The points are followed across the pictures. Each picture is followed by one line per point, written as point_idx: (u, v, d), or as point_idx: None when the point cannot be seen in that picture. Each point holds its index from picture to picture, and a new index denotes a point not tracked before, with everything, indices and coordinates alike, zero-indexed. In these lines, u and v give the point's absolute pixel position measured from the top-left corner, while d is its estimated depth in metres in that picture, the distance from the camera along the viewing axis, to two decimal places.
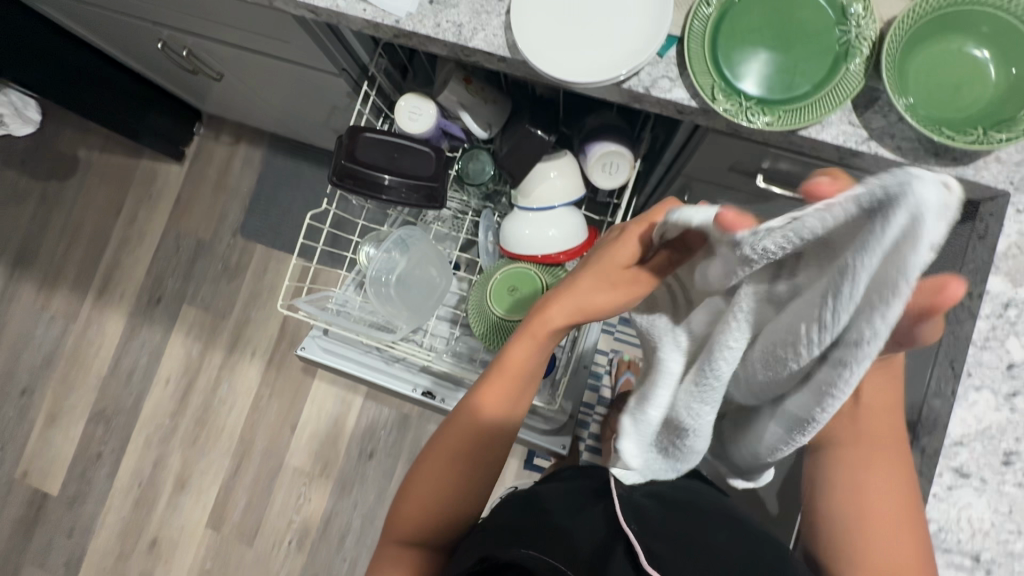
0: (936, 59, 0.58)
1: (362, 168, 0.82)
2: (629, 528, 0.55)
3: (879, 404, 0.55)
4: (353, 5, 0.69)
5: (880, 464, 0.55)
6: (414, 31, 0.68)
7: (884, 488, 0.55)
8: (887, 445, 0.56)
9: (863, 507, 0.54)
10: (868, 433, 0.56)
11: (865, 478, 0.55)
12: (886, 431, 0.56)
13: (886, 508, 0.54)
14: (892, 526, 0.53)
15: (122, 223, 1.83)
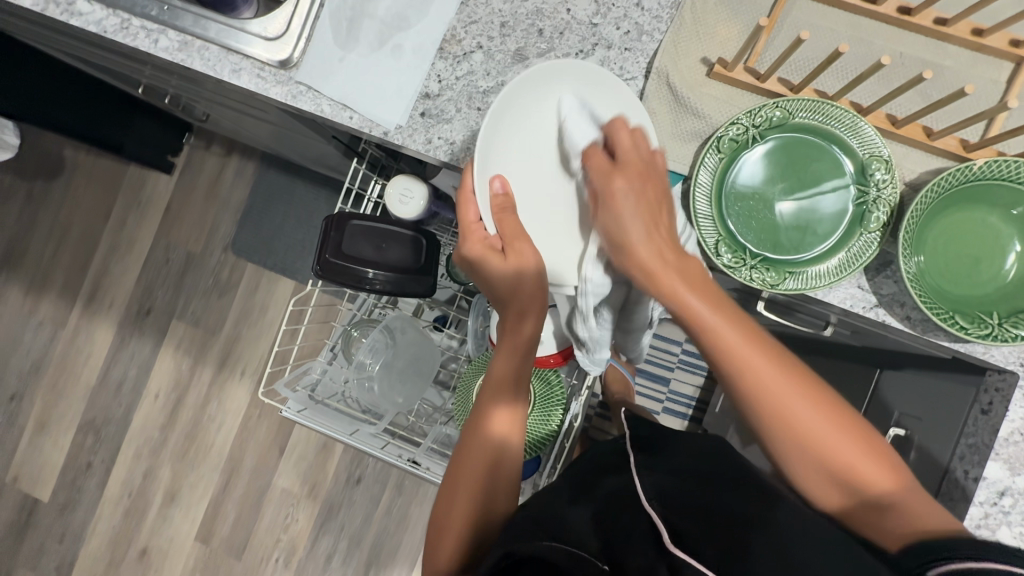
0: (958, 229, 0.54)
1: (346, 262, 0.79)
2: (653, 509, 0.52)
3: (741, 337, 0.48)
4: (339, 112, 0.64)
5: (795, 422, 0.47)
6: (403, 145, 0.64)
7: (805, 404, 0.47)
8: (784, 397, 0.47)
9: (805, 445, 0.47)
10: (737, 345, 0.48)
11: (794, 419, 0.47)
12: (759, 370, 0.47)
13: (839, 458, 0.46)
14: (833, 445, 0.47)
15: (111, 228, 1.78)
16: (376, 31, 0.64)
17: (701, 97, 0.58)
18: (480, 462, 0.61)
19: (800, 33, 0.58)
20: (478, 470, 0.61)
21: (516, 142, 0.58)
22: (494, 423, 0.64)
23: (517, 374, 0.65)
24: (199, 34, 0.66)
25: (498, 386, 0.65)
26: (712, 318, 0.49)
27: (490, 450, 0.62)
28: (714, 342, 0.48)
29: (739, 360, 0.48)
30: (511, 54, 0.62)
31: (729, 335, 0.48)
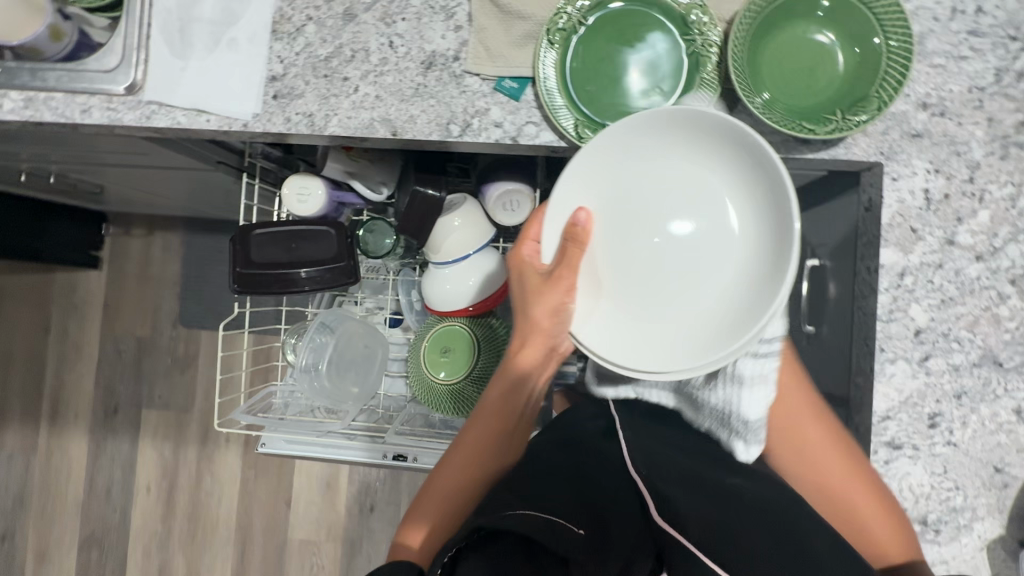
0: (784, 48, 0.57)
1: (263, 271, 0.80)
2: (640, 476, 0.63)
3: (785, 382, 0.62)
4: (196, 119, 0.65)
5: (814, 468, 0.60)
6: (266, 131, 0.65)
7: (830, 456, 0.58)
8: (808, 439, 0.60)
9: (822, 480, 0.59)
10: (787, 388, 0.62)
11: (809, 463, 0.60)
12: (796, 402, 0.61)
13: (838, 487, 0.58)
14: (845, 490, 0.57)
15: (55, 340, 1.74)
16: (208, 33, 0.65)
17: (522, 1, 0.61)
18: (451, 483, 0.70)
19: None
20: (450, 488, 0.70)
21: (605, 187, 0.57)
22: (467, 452, 0.72)
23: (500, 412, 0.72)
24: (39, 85, 0.66)
25: (479, 417, 0.72)
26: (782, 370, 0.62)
27: (461, 482, 0.71)
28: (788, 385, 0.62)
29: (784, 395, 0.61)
30: (341, 16, 0.64)
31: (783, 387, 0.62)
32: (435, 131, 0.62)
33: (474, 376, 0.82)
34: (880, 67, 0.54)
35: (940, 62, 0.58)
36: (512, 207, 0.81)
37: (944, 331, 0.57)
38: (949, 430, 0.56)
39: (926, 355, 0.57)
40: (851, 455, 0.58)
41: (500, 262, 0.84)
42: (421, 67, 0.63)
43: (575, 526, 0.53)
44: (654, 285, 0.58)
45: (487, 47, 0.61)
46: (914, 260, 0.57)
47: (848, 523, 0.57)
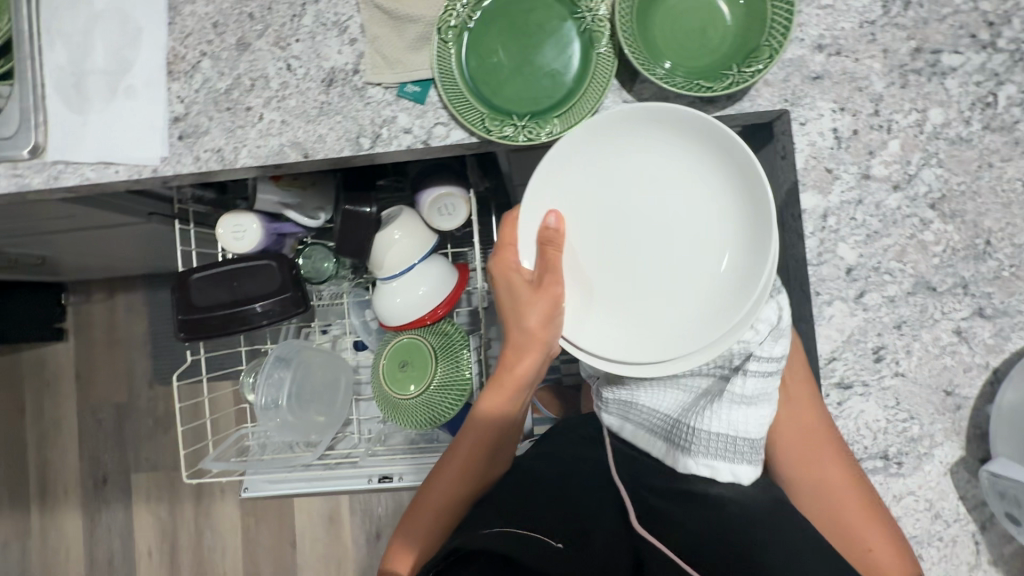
0: (673, 11, 0.57)
1: (207, 315, 0.79)
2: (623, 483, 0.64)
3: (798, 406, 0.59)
4: (104, 172, 0.64)
5: (826, 486, 0.57)
6: (177, 173, 0.64)
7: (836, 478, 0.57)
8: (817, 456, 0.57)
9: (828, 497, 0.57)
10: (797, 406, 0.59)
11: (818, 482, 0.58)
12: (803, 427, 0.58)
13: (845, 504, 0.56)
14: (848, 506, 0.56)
15: (31, 419, 1.70)
16: (103, 84, 0.64)
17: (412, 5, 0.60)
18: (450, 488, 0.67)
19: None
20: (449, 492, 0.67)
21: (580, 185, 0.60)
22: (469, 461, 0.68)
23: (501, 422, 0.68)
24: None
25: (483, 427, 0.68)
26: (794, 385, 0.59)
27: (452, 494, 0.67)
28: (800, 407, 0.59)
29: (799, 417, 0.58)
30: (235, 47, 0.63)
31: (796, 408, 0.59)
32: (346, 146, 0.62)
33: (436, 386, 0.80)
34: (767, 14, 0.54)
35: (827, 2, 0.58)
36: (448, 211, 0.80)
37: (874, 265, 0.57)
38: (896, 361, 0.56)
39: (861, 292, 0.57)
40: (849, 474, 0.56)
41: (446, 269, 0.83)
42: (323, 85, 0.62)
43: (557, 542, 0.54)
44: (646, 276, 0.60)
45: (383, 55, 0.61)
46: (835, 200, 0.58)
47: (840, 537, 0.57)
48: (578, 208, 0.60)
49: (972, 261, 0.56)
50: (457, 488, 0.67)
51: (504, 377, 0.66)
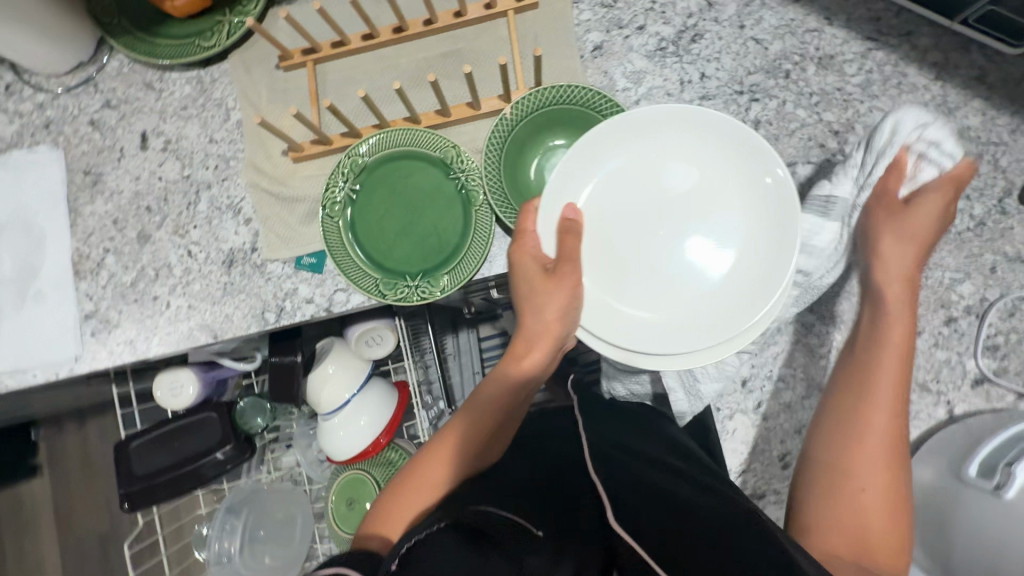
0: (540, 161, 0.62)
1: (150, 480, 0.80)
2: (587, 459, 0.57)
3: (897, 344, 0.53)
4: (22, 377, 0.65)
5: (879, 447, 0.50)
6: (94, 368, 0.65)
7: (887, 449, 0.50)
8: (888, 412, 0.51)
9: (853, 452, 0.51)
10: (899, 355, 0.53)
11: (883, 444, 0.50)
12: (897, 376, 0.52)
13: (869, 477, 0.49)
14: (870, 482, 0.49)
15: (13, 561, 1.66)
16: (13, 291, 0.66)
17: (298, 183, 0.64)
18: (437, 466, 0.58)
19: (342, 89, 0.65)
20: (435, 473, 0.57)
21: (596, 180, 0.58)
22: (459, 441, 0.59)
23: (505, 409, 0.60)
24: None
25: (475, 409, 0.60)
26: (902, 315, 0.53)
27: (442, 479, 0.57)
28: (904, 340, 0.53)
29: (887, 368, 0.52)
30: (137, 239, 0.66)
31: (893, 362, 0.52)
32: (252, 322, 0.64)
33: None
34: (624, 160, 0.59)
35: None
36: (376, 342, 0.84)
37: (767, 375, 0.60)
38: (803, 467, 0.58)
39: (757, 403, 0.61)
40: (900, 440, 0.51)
41: (384, 396, 0.84)
42: (224, 266, 0.65)
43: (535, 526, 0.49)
44: (666, 273, 0.58)
45: (277, 232, 0.63)
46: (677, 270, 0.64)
47: (831, 491, 0.50)
48: (585, 192, 0.58)
49: None
50: (459, 464, 0.58)
51: (509, 367, 0.59)
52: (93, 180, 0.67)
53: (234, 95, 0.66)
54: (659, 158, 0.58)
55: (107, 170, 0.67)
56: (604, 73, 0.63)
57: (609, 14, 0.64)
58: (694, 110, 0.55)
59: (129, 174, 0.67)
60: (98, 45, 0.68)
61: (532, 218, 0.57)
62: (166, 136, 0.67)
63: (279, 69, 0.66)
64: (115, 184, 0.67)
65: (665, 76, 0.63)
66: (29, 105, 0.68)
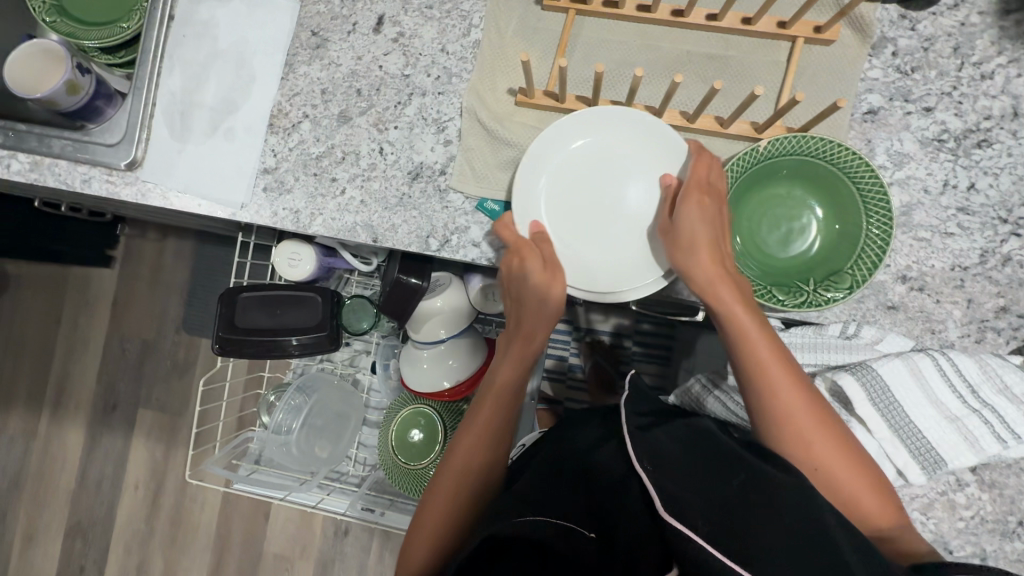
0: (766, 203, 0.57)
1: (244, 335, 0.83)
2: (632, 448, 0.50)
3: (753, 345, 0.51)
4: (189, 202, 0.67)
5: (801, 423, 0.50)
6: (253, 221, 0.66)
7: (791, 389, 0.50)
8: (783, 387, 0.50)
9: (800, 442, 0.50)
10: (765, 345, 0.51)
11: (808, 434, 0.50)
12: (782, 376, 0.50)
13: (825, 456, 0.49)
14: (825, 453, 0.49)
15: (64, 332, 1.79)
16: (208, 120, 0.67)
17: (512, 127, 0.62)
18: (459, 475, 0.60)
19: (592, 51, 0.61)
20: (459, 479, 0.60)
21: (534, 186, 0.59)
22: (478, 434, 0.62)
23: (517, 385, 0.63)
24: (46, 152, 0.69)
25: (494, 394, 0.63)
26: (751, 327, 0.51)
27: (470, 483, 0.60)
28: (752, 339, 0.51)
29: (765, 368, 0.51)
30: (336, 117, 0.65)
31: (765, 350, 0.51)
32: (413, 242, 0.63)
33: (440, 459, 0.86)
34: (857, 244, 0.53)
35: (924, 235, 0.57)
36: (493, 297, 0.84)
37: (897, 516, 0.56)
38: None
39: None
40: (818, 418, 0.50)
41: (475, 346, 0.86)
42: (408, 177, 0.64)
43: (585, 530, 0.53)
44: None
45: (473, 167, 0.62)
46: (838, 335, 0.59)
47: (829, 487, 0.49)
48: (558, 186, 0.59)
49: (996, 537, 0.55)
50: (486, 456, 0.61)
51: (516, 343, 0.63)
52: (316, 44, 0.66)
53: (483, 13, 0.63)
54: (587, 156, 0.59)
55: (332, 38, 0.66)
56: (867, 142, 0.58)
57: (899, 82, 0.58)
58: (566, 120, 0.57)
59: (352, 51, 0.66)
60: None
61: (510, 232, 0.58)
62: (400, 29, 0.65)
63: (539, 7, 0.62)
64: (336, 56, 0.66)
65: (930, 171, 0.57)
66: None
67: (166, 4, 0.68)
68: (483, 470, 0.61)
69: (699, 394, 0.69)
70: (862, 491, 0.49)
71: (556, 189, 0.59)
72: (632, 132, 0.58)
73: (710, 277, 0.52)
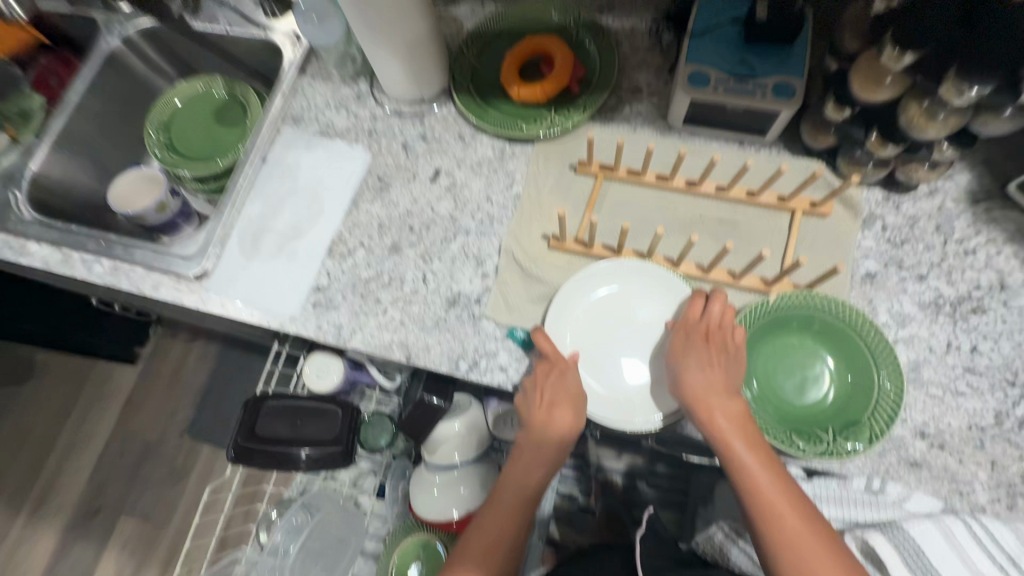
0: (778, 350, 0.61)
1: (261, 444, 0.83)
2: None
3: (742, 458, 0.55)
4: (243, 311, 0.73)
5: (795, 541, 0.52)
6: (298, 332, 0.72)
7: (781, 505, 0.53)
8: (774, 503, 0.54)
9: (795, 558, 0.52)
10: (754, 460, 0.55)
11: (803, 551, 0.52)
12: (771, 492, 0.54)
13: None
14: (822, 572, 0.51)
15: (70, 425, 1.77)
16: (276, 242, 0.76)
17: (543, 266, 0.69)
18: None
19: (617, 209, 0.70)
20: None
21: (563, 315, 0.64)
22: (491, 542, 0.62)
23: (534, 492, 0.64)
24: (128, 259, 0.78)
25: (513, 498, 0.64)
26: (738, 444, 0.55)
27: None
28: (740, 454, 0.55)
29: (754, 482, 0.54)
30: (388, 247, 0.74)
31: (754, 466, 0.55)
32: (444, 363, 0.67)
33: None
34: (871, 398, 0.56)
35: (936, 392, 0.59)
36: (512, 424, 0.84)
37: None
38: None
39: None
40: (813, 534, 0.52)
41: (488, 474, 0.84)
42: (445, 303, 0.70)
43: None
44: None
45: (506, 299, 0.68)
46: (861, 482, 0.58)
47: None
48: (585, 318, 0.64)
49: None
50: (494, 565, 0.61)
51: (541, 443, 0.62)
52: (380, 187, 0.78)
53: (524, 172, 0.75)
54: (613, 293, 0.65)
55: (394, 183, 0.78)
56: (869, 301, 0.63)
57: (892, 251, 0.65)
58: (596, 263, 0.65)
59: (410, 195, 0.77)
60: (441, 94, 0.81)
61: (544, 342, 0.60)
62: (453, 180, 0.76)
63: (572, 170, 0.74)
64: (396, 197, 0.77)
65: (932, 332, 0.61)
66: (367, 113, 0.82)
67: (261, 150, 0.82)
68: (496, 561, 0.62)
69: (722, 543, 0.66)
70: None
71: (582, 320, 0.64)
72: (652, 278, 0.64)
73: (698, 393, 0.57)
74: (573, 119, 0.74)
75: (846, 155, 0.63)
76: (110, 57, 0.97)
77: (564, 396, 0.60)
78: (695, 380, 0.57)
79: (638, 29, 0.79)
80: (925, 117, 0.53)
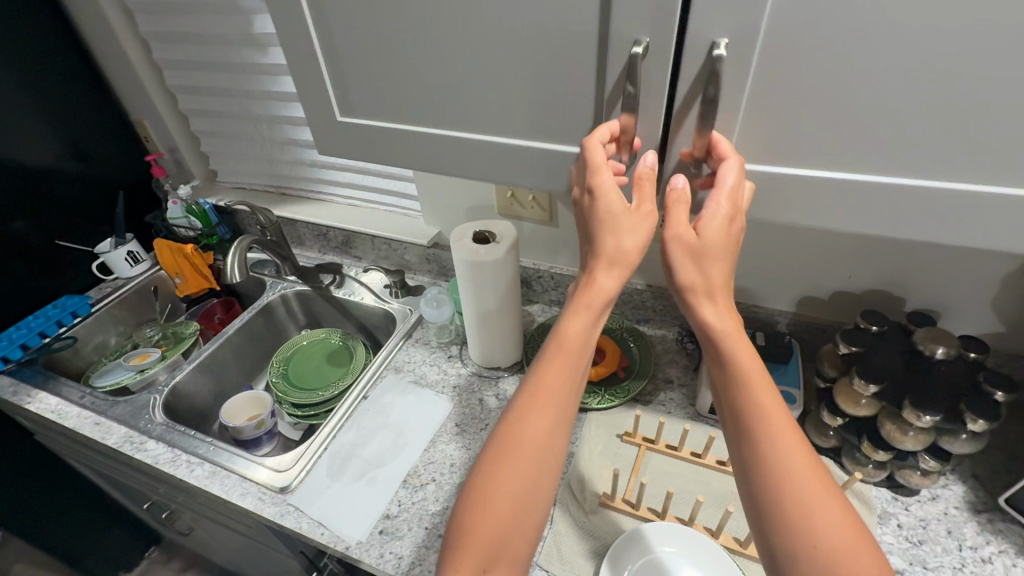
0: None
1: None
2: None
3: (745, 356, 0.51)
4: (314, 528, 0.80)
5: (776, 458, 0.47)
6: (359, 558, 0.77)
7: (777, 407, 0.49)
8: (764, 406, 0.49)
9: (777, 463, 0.47)
10: (743, 351, 0.51)
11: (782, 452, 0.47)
12: (766, 397, 0.49)
13: (798, 493, 0.46)
14: (796, 482, 0.46)
15: None
16: (360, 467, 0.88)
17: (595, 520, 0.77)
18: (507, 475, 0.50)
19: (660, 476, 0.82)
20: (519, 477, 0.50)
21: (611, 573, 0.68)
22: (540, 408, 0.52)
23: (586, 343, 0.54)
24: (227, 465, 0.90)
25: (562, 352, 0.54)
26: (723, 322, 0.52)
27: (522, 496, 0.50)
28: (726, 340, 0.51)
29: (748, 386, 0.50)
30: (456, 484, 0.84)
31: (753, 370, 0.50)
32: None
33: None
34: None
35: None
36: None
37: None
38: None
39: None
40: (793, 443, 0.48)
41: None
42: None
43: None
44: None
45: (559, 549, 0.74)
46: None
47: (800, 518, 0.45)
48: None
49: None
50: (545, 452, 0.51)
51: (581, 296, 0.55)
52: (457, 431, 0.93)
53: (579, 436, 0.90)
54: (659, 559, 0.69)
55: (468, 429, 0.93)
56: None
57: (912, 549, 0.71)
58: (643, 527, 0.72)
59: (481, 441, 0.91)
60: (516, 364, 1.04)
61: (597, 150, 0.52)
62: None
63: (619, 437, 0.88)
64: (468, 442, 0.91)
65: None
66: (454, 371, 1.04)
67: (365, 389, 1.02)
68: (536, 474, 0.51)
69: None
70: (840, 544, 0.44)
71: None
72: (695, 547, 0.70)
73: (692, 279, 0.52)
74: (620, 397, 0.93)
75: (849, 456, 0.78)
76: (267, 306, 1.28)
77: (617, 218, 0.53)
78: (684, 273, 0.52)
79: (667, 337, 1.06)
80: (900, 432, 0.70)
